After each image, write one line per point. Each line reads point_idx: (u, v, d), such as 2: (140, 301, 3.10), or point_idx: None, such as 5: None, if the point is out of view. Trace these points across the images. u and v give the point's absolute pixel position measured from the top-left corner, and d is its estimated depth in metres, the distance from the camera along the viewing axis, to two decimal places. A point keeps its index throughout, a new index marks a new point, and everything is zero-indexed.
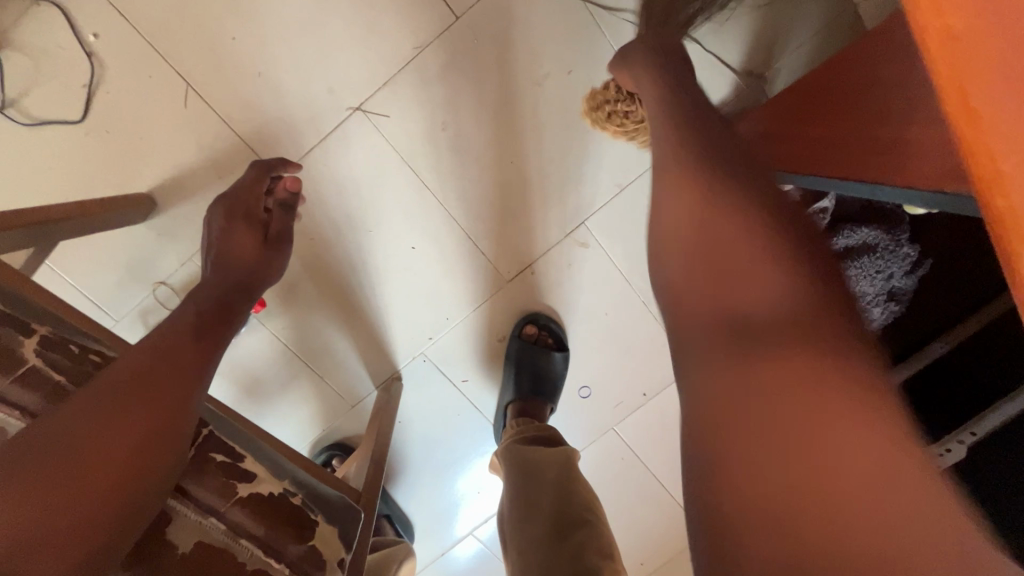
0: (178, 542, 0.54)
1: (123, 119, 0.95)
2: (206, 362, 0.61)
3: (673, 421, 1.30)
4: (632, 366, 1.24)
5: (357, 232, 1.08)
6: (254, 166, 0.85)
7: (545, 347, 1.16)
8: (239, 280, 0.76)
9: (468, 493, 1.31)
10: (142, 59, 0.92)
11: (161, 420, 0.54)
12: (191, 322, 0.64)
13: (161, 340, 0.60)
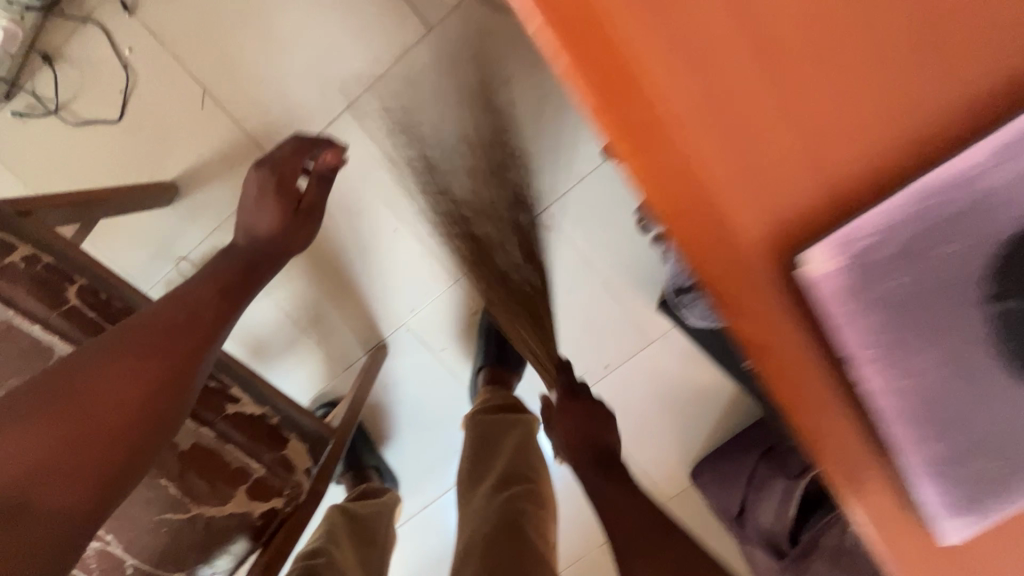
0: (178, 441, 0.70)
1: (151, 118, 1.13)
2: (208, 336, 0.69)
3: (633, 392, 1.42)
4: (594, 340, 1.37)
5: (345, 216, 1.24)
6: (296, 138, 0.87)
7: None
8: (266, 251, 0.82)
9: (448, 452, 1.46)
10: (167, 68, 1.10)
11: (148, 389, 0.62)
12: (204, 299, 0.71)
13: (169, 312, 0.68)
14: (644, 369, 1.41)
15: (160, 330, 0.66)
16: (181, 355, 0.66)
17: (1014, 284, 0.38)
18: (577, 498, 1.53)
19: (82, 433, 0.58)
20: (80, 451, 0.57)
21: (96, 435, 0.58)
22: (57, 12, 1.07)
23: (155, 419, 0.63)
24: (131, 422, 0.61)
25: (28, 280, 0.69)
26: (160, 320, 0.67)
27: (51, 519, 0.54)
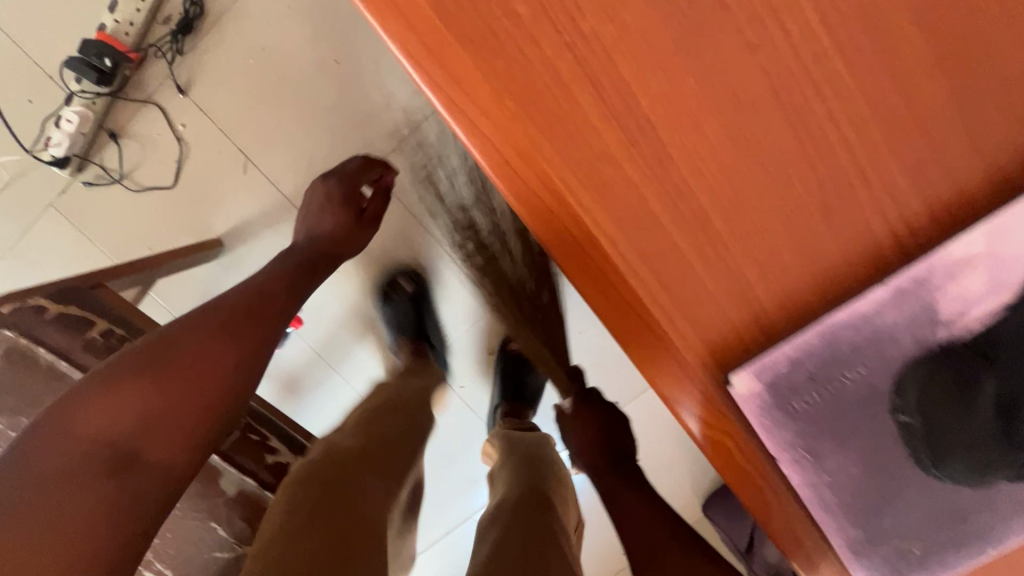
0: (225, 486, 0.81)
1: (202, 184, 1.27)
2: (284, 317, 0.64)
3: (648, 421, 1.48)
4: (606, 375, 1.43)
5: (366, 260, 1.37)
6: (359, 158, 0.96)
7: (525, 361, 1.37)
8: (329, 248, 0.86)
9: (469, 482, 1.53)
10: (215, 139, 1.24)
11: (233, 365, 0.58)
12: (278, 281, 0.67)
13: (250, 292, 0.64)
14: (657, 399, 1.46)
15: (242, 310, 0.61)
16: (265, 335, 0.61)
17: (908, 404, 0.40)
18: (594, 526, 1.59)
19: (175, 406, 0.54)
20: (172, 425, 0.54)
21: (190, 407, 0.55)
22: (121, 95, 1.21)
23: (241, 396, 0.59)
24: (222, 396, 0.57)
25: (104, 352, 0.81)
26: (241, 300, 0.62)
27: (147, 475, 0.52)
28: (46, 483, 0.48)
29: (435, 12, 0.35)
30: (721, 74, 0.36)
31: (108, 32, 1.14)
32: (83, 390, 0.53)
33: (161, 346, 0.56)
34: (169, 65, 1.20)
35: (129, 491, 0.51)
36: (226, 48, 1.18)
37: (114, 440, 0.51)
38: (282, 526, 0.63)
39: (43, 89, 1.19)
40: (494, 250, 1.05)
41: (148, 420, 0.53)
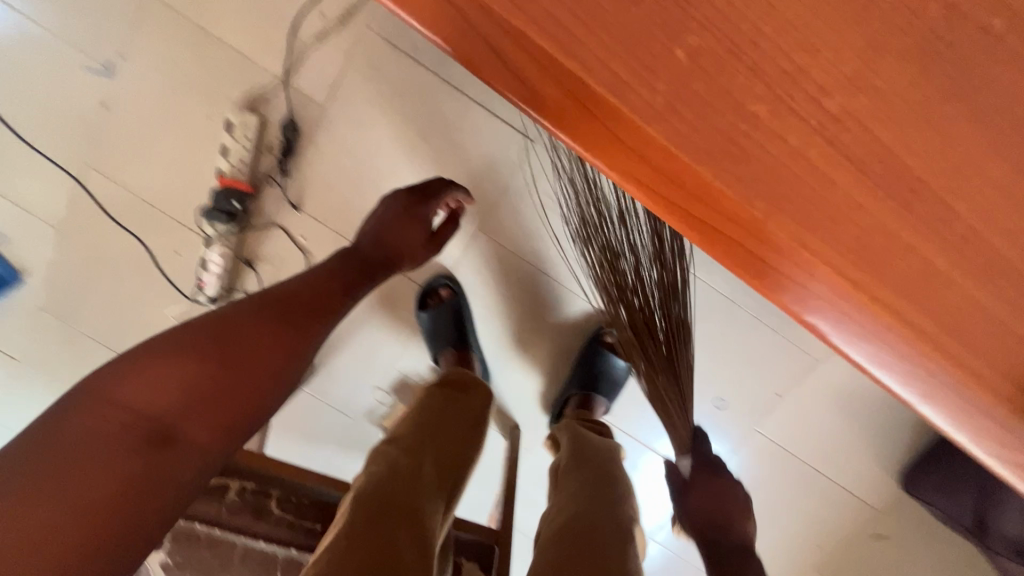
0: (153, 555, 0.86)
1: None
2: (324, 315, 0.71)
3: (813, 409, 1.40)
4: (759, 370, 1.37)
5: (494, 297, 1.35)
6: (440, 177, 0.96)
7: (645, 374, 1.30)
8: (385, 253, 0.86)
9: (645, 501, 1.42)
10: (331, 242, 1.31)
11: (274, 359, 0.65)
12: (329, 284, 0.75)
13: (300, 286, 0.72)
14: (817, 384, 1.38)
15: (290, 307, 0.68)
16: (307, 332, 0.68)
17: None
18: (782, 528, 1.49)
19: (213, 386, 0.60)
20: (211, 406, 0.60)
21: (225, 391, 0.61)
22: (248, 226, 1.30)
23: (273, 393, 0.65)
24: (266, 389, 0.64)
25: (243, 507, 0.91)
26: (289, 297, 0.70)
27: (189, 454, 0.58)
28: (90, 443, 0.53)
29: (684, 152, 0.33)
30: (1002, 103, 0.33)
31: (227, 176, 1.22)
32: (136, 358, 0.59)
33: (210, 331, 0.63)
34: (281, 188, 1.28)
35: (169, 462, 0.56)
36: (327, 158, 1.26)
37: (153, 415, 0.57)
38: (344, 535, 0.62)
39: (184, 238, 1.32)
40: (637, 276, 1.01)
41: (189, 401, 0.59)
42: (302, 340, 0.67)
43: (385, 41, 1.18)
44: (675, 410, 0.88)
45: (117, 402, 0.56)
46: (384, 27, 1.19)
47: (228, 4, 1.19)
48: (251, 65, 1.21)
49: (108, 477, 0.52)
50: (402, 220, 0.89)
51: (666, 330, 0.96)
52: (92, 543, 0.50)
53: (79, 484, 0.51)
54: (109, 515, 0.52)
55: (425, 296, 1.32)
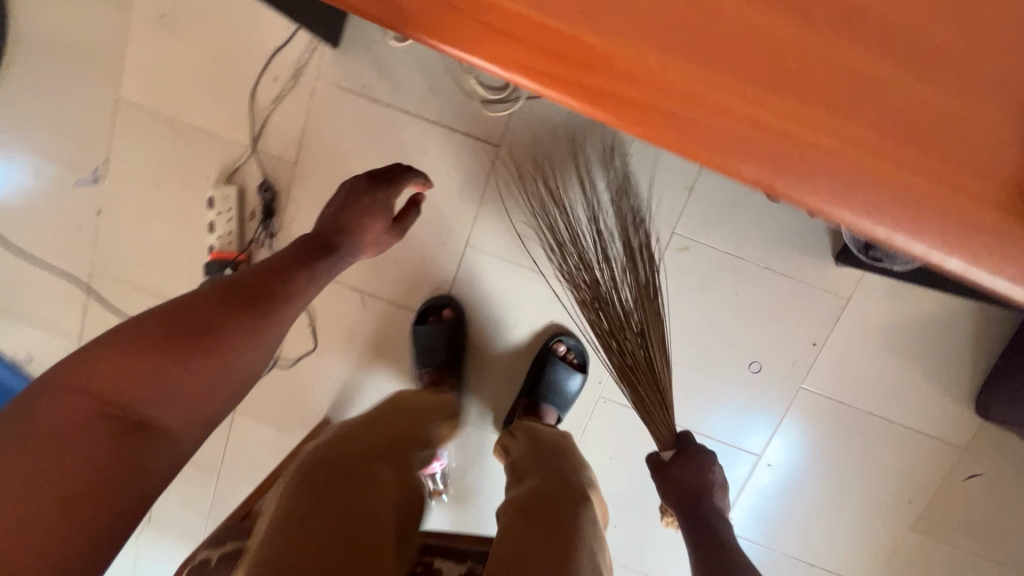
0: None
1: (337, 330, 1.37)
2: (278, 307, 0.77)
3: (858, 352, 1.30)
4: (789, 323, 1.28)
5: (499, 308, 1.33)
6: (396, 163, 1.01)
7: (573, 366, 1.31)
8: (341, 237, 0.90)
9: None
10: (331, 290, 1.35)
11: (231, 351, 0.71)
12: (284, 279, 0.80)
13: (255, 276, 0.78)
14: (856, 326, 1.28)
15: (242, 303, 0.74)
16: (263, 326, 0.75)
17: None
18: (861, 488, 1.36)
19: (174, 380, 0.67)
20: (177, 396, 0.67)
21: (187, 382, 0.68)
22: None
23: (234, 382, 0.72)
24: (226, 373, 0.71)
25: None
26: (241, 291, 0.76)
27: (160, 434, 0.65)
28: (65, 435, 0.59)
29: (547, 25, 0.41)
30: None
31: (217, 250, 1.27)
32: (100, 353, 0.65)
33: (168, 326, 0.69)
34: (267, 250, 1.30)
35: (141, 444, 0.63)
36: (306, 211, 1.29)
37: (125, 401, 0.64)
38: (263, 556, 0.60)
39: None
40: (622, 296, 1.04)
41: (156, 394, 0.66)
42: (259, 333, 0.74)
43: (336, 87, 1.22)
44: (656, 414, 0.98)
45: (87, 397, 0.62)
46: (332, 73, 1.22)
47: (190, 91, 1.26)
48: (221, 141, 1.27)
49: (80, 466, 0.59)
50: (358, 216, 0.92)
51: (650, 348, 1.01)
52: (72, 528, 0.57)
53: (54, 475, 0.57)
54: (84, 500, 0.58)
55: (427, 312, 1.32)
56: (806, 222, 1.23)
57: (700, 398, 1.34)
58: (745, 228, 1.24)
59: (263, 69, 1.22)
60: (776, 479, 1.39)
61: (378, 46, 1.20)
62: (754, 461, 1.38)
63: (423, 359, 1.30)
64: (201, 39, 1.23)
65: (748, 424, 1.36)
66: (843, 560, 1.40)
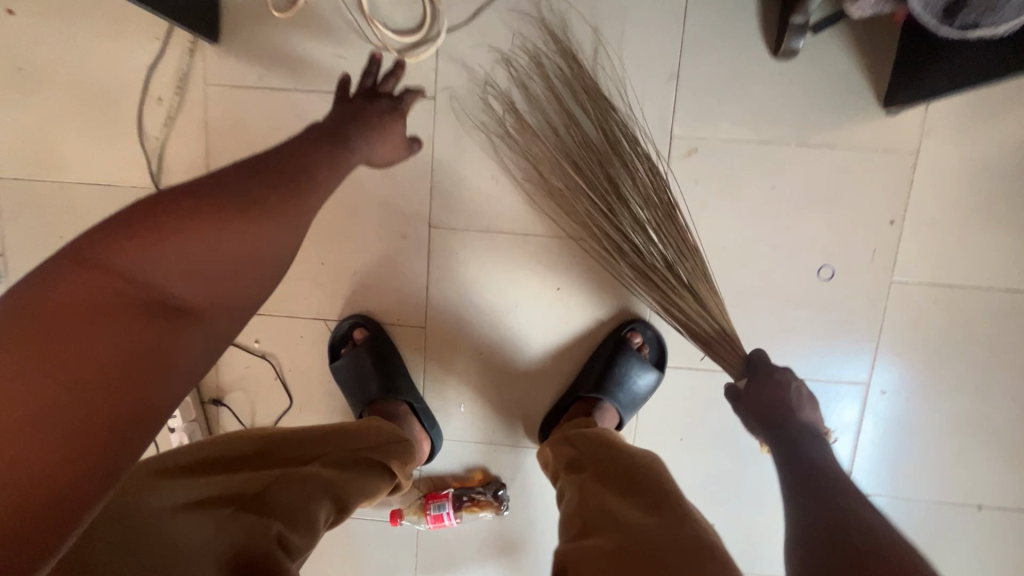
0: None
1: (311, 375, 1.13)
2: (308, 188, 0.68)
3: (951, 216, 1.00)
4: (849, 206, 1.00)
5: (492, 290, 1.07)
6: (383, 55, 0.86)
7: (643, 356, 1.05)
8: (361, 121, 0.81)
9: None
10: (291, 329, 1.11)
11: (264, 235, 0.62)
12: (309, 161, 0.71)
13: (273, 156, 0.69)
14: (938, 184, 0.99)
15: (268, 177, 0.66)
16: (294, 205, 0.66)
17: None
18: (1008, 389, 1.05)
19: (205, 265, 0.58)
20: (210, 284, 0.59)
21: (216, 267, 0.59)
22: None
23: (273, 265, 0.65)
24: (263, 267, 0.63)
25: None
26: (267, 167, 0.68)
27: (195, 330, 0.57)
28: (86, 320, 0.51)
29: None
30: None
31: None
32: (117, 230, 0.56)
33: (196, 203, 0.60)
34: None
35: (177, 336, 0.55)
36: None
37: (153, 289, 0.56)
38: None
39: None
40: (636, 213, 0.89)
41: (187, 276, 0.57)
42: (293, 211, 0.66)
43: (228, 88, 1.03)
44: (722, 349, 0.84)
45: (108, 276, 0.53)
46: (220, 73, 1.03)
47: (71, 146, 1.07)
48: (121, 191, 1.08)
49: (107, 354, 0.51)
50: (380, 112, 0.84)
51: (687, 257, 0.88)
52: (97, 430, 0.49)
53: (75, 363, 0.49)
54: (115, 394, 0.50)
55: (338, 345, 1.10)
56: (831, 74, 0.97)
57: (769, 331, 1.06)
58: (757, 104, 0.98)
59: (142, 94, 1.04)
60: (897, 408, 1.07)
61: (262, 25, 1.01)
62: (864, 393, 1.07)
63: (355, 397, 1.08)
64: (66, 83, 1.05)
65: (840, 349, 1.06)
66: (1015, 484, 1.08)
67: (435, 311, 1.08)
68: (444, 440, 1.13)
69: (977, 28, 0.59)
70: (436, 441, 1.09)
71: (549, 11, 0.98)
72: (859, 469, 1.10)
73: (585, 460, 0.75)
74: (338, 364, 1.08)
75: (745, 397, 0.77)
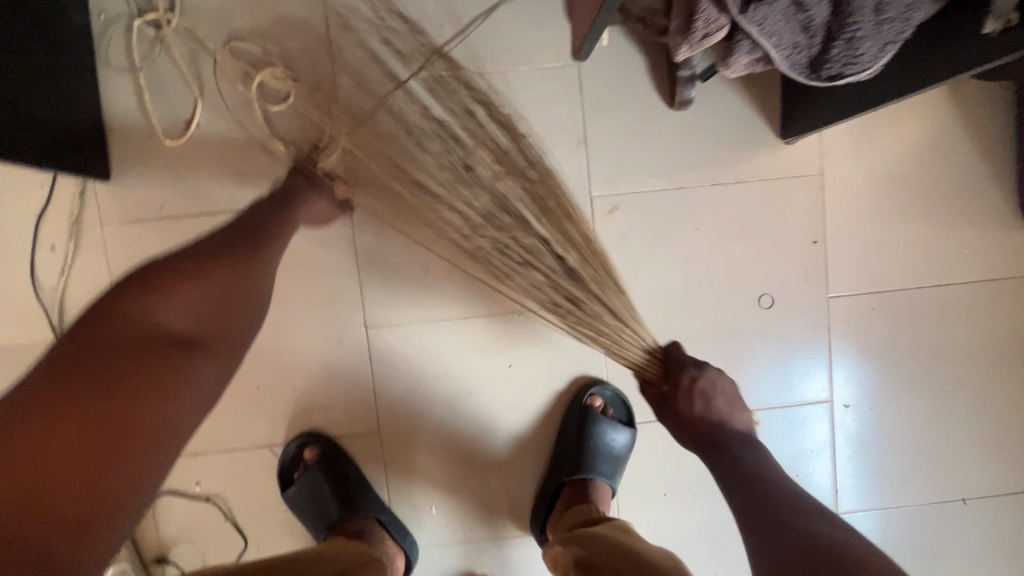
0: None
1: (264, 509, 1.03)
2: (274, 237, 0.79)
3: (867, 227, 1.04)
4: (772, 234, 1.03)
5: (442, 377, 1.02)
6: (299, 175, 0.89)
7: (612, 420, 1.02)
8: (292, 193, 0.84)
9: (795, 463, 1.08)
10: (233, 463, 1.02)
11: (238, 282, 0.73)
12: (264, 224, 0.80)
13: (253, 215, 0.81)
14: (848, 201, 1.04)
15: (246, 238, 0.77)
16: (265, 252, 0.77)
17: None
18: (960, 381, 1.08)
19: (197, 303, 0.68)
20: (208, 316, 0.69)
21: (210, 304, 0.69)
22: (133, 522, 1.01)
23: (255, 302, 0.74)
24: (249, 303, 0.73)
25: None
26: (241, 230, 0.78)
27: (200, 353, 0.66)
28: (102, 353, 0.61)
29: None
30: None
31: None
32: (122, 289, 0.67)
33: (184, 261, 0.71)
34: None
35: (185, 357, 0.64)
36: None
37: (161, 326, 0.65)
38: None
39: None
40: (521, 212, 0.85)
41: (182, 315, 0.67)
42: (258, 254, 0.76)
43: (128, 224, 0.97)
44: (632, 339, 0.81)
45: (122, 318, 0.64)
46: (116, 211, 0.97)
47: None
48: (19, 351, 0.98)
49: (118, 377, 0.59)
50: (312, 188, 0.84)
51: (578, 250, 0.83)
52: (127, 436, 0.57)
53: (99, 384, 0.58)
54: (137, 397, 0.59)
55: (288, 471, 1.02)
56: (728, 114, 1.01)
57: (726, 367, 1.05)
58: (666, 153, 1.01)
59: (32, 244, 0.96)
60: (864, 418, 1.08)
61: (155, 153, 0.96)
62: (829, 410, 1.07)
63: (317, 525, 0.99)
64: None
65: (798, 372, 1.06)
66: (989, 471, 1.09)
67: (386, 412, 1.02)
68: (420, 548, 1.05)
69: (843, 77, 0.60)
70: (411, 554, 1.01)
71: None
72: (845, 487, 1.08)
73: (597, 560, 0.71)
74: (291, 492, 0.99)
75: (672, 411, 0.77)
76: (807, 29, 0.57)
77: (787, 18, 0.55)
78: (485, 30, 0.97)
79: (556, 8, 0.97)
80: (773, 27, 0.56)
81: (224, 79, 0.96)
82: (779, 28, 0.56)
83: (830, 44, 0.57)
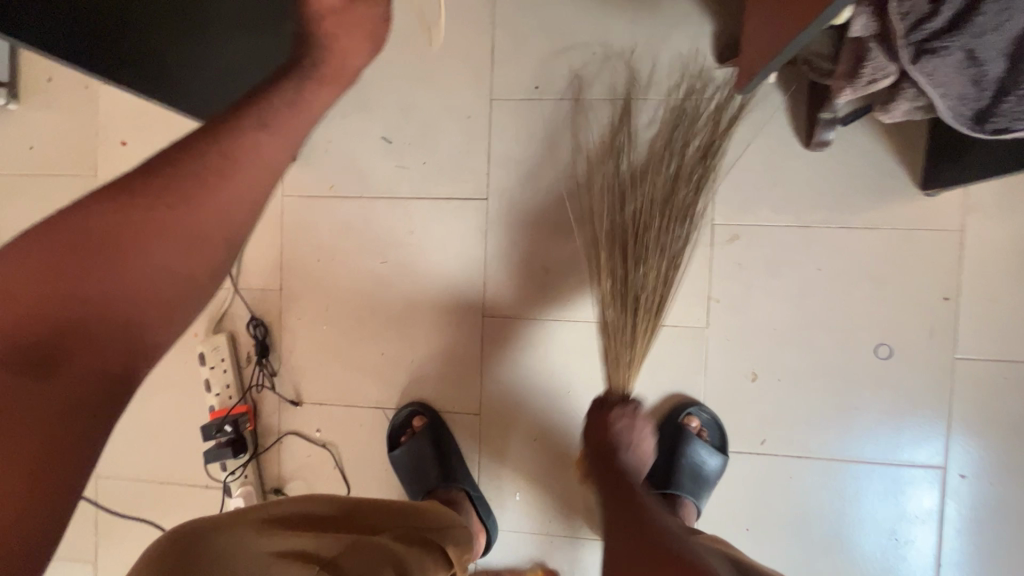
0: None
1: (369, 464, 1.15)
2: (193, 206, 0.60)
3: (1012, 291, 0.99)
4: (899, 284, 1.01)
5: (546, 373, 1.09)
6: None
7: (705, 442, 1.03)
8: None
9: (895, 525, 1.03)
10: (351, 417, 1.15)
11: (150, 258, 0.58)
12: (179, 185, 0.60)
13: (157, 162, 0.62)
14: (992, 260, 0.99)
15: (153, 185, 0.60)
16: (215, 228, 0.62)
17: None
18: None
19: (115, 293, 0.56)
20: (124, 309, 0.57)
21: (117, 293, 0.56)
22: (262, 452, 1.17)
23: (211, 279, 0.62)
24: (192, 285, 0.61)
25: None
26: (111, 214, 0.58)
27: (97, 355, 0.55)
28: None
29: None
30: None
31: (219, 408, 1.14)
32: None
33: (79, 233, 0.56)
34: (273, 391, 1.16)
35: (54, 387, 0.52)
36: (305, 334, 1.16)
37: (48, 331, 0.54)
38: None
39: (208, 501, 1.18)
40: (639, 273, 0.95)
41: (92, 298, 0.55)
42: (187, 216, 0.59)
43: (303, 198, 1.15)
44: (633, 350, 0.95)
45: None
46: (296, 185, 1.15)
47: None
48: None
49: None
50: None
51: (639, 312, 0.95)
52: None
53: None
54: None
55: (396, 433, 1.13)
56: (868, 160, 1.01)
57: (831, 411, 1.03)
58: (795, 191, 1.03)
59: None
60: (982, 492, 1.01)
61: (333, 142, 1.14)
62: (942, 477, 1.01)
63: (413, 485, 1.10)
64: None
65: (912, 429, 1.02)
66: None
67: (490, 396, 1.11)
68: (500, 531, 1.12)
69: (1012, 131, 0.62)
70: (493, 532, 1.09)
71: (591, 115, 1.06)
72: (950, 563, 1.01)
73: None
74: (398, 453, 1.10)
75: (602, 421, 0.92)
76: (978, 83, 0.59)
77: (960, 72, 0.58)
78: (637, 55, 1.04)
79: (707, 42, 1.02)
80: (943, 79, 0.59)
81: (400, 84, 1.11)
82: (949, 81, 0.59)
83: (1005, 97, 0.59)
